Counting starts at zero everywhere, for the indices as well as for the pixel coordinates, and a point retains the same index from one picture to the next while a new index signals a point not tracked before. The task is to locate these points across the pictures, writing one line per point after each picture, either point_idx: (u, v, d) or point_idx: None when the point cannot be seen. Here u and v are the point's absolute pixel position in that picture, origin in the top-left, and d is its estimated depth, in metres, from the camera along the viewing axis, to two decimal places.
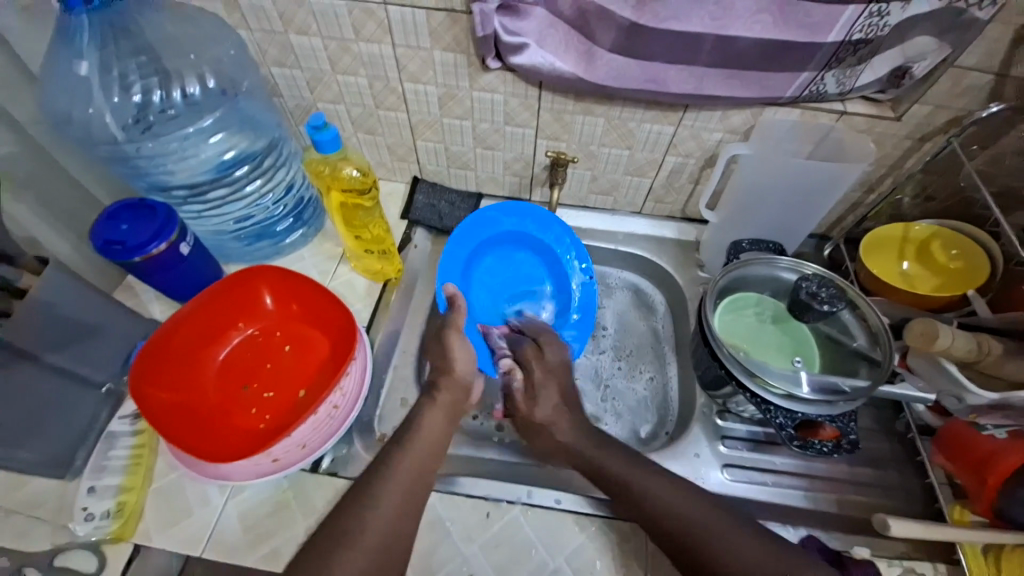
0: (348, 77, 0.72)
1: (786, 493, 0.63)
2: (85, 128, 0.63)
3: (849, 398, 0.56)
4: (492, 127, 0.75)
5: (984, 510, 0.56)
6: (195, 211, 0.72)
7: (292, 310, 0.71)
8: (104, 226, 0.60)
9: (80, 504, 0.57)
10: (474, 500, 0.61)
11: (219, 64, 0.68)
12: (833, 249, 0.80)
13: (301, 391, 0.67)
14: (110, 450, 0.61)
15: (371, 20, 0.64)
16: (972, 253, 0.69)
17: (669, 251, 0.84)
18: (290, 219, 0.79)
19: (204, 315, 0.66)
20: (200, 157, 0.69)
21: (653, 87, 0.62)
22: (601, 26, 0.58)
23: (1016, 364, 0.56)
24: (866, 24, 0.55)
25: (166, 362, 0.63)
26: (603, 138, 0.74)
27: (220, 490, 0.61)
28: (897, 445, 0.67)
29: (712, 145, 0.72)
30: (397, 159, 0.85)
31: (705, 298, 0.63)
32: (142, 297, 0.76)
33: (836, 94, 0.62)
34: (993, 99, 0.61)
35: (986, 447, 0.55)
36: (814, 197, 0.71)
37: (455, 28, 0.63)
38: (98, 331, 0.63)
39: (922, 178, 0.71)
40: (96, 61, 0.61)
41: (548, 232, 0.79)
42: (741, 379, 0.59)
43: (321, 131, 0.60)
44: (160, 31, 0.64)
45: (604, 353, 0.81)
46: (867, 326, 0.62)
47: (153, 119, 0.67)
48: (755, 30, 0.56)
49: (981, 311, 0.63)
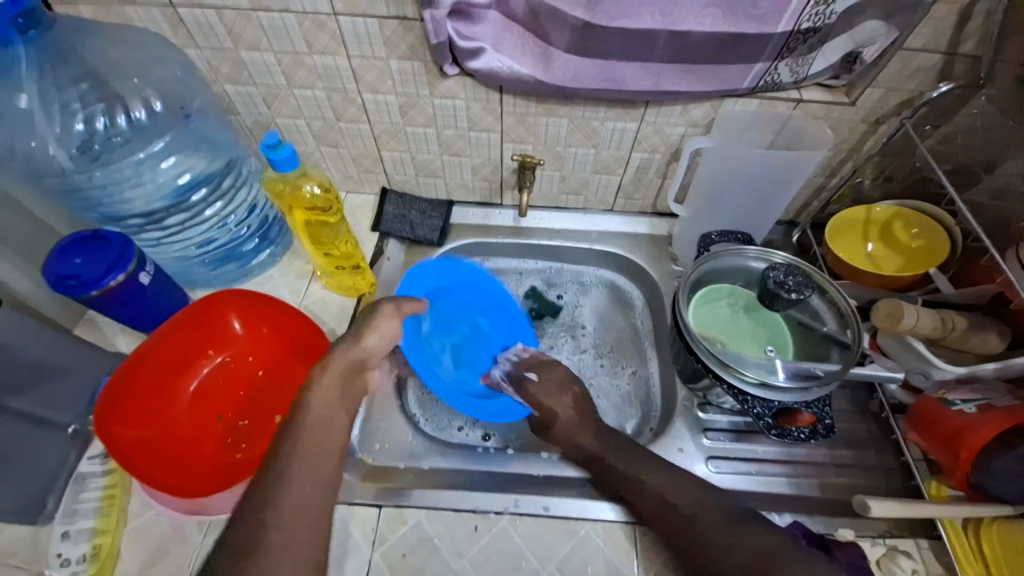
0: (304, 91, 0.70)
1: (770, 481, 0.64)
2: (28, 160, 0.61)
3: (822, 383, 0.57)
4: (456, 133, 0.75)
5: (958, 484, 0.56)
6: (154, 237, 0.70)
7: (263, 333, 0.69)
8: (56, 261, 0.58)
9: (55, 550, 0.56)
10: (461, 514, 0.61)
11: (164, 83, 0.66)
12: (801, 235, 0.81)
13: (277, 415, 0.66)
14: (81, 492, 0.59)
15: (322, 32, 0.62)
16: (932, 231, 0.71)
17: (643, 247, 0.85)
18: (256, 239, 0.78)
19: (170, 346, 0.63)
20: (156, 182, 0.67)
21: (611, 86, 0.62)
22: (555, 27, 0.58)
23: (979, 338, 0.58)
24: (814, 13, 0.56)
25: (133, 400, 0.60)
26: (568, 138, 0.74)
27: (198, 525, 0.59)
28: (873, 424, 0.68)
29: (676, 139, 0.72)
30: (363, 171, 0.84)
31: (679, 294, 0.64)
32: (105, 330, 0.73)
33: (791, 82, 0.63)
34: (943, 78, 0.62)
35: (955, 421, 0.55)
36: (778, 185, 0.72)
37: (409, 36, 0.62)
38: (59, 370, 0.60)
39: (881, 160, 0.72)
40: (36, 93, 0.59)
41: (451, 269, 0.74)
42: (716, 371, 0.60)
43: (277, 149, 0.59)
44: (102, 56, 0.63)
45: (585, 352, 0.81)
46: (836, 310, 0.63)
47: (100, 147, 0.64)
48: (705, 24, 0.56)
49: (944, 288, 0.64)
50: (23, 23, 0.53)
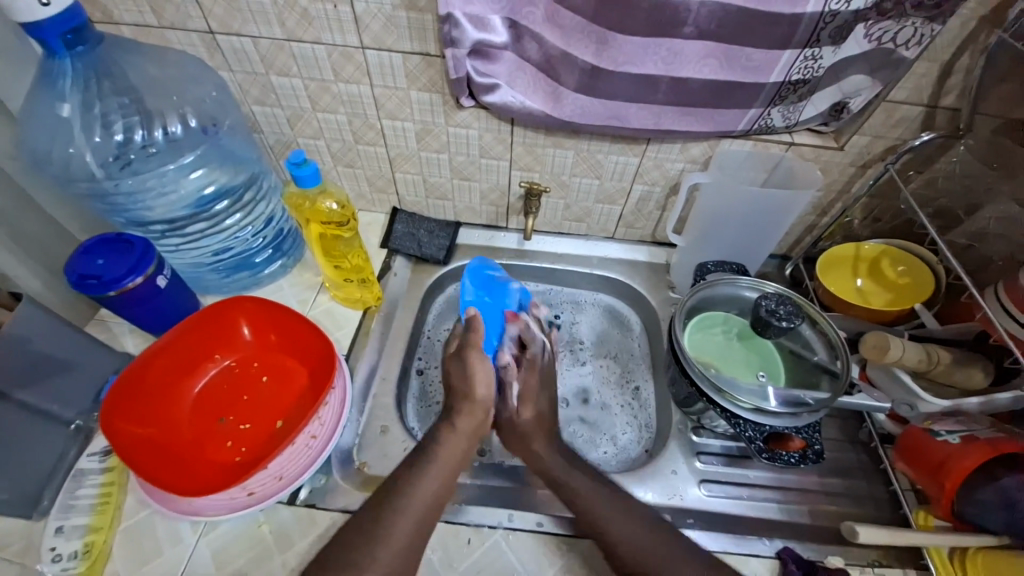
0: (327, 115, 0.75)
1: (761, 506, 0.65)
2: (64, 167, 0.65)
3: (812, 410, 0.59)
4: (467, 159, 0.79)
5: (945, 515, 0.57)
6: (173, 244, 0.73)
7: (271, 340, 0.71)
8: (79, 260, 0.60)
9: (47, 545, 0.55)
10: (454, 527, 0.61)
11: (201, 104, 0.70)
12: (793, 269, 0.85)
13: (279, 421, 0.67)
14: (78, 489, 0.59)
15: (350, 63, 0.67)
16: (916, 269, 0.75)
17: (642, 273, 0.88)
18: (269, 251, 0.80)
19: (181, 347, 0.66)
20: (180, 193, 0.70)
21: (615, 123, 0.67)
22: (565, 69, 0.62)
23: (963, 372, 0.60)
24: (802, 67, 0.61)
25: (140, 396, 0.62)
26: (573, 168, 0.78)
27: (193, 527, 0.60)
28: (863, 454, 0.69)
29: (675, 174, 0.76)
30: (376, 190, 0.88)
31: (675, 318, 0.66)
32: (115, 330, 0.75)
33: (783, 127, 0.68)
34: (925, 128, 0.67)
35: (940, 453, 0.57)
36: (770, 219, 0.75)
37: (430, 70, 0.67)
38: (69, 366, 0.62)
39: (869, 202, 0.77)
40: (78, 102, 0.63)
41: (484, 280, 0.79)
42: (711, 395, 0.61)
43: (301, 166, 0.63)
44: (144, 75, 0.67)
45: (585, 365, 0.84)
46: (827, 340, 0.65)
47: (134, 157, 0.68)
48: (704, 72, 0.61)
49: (930, 323, 0.67)
50: (72, 39, 0.56)
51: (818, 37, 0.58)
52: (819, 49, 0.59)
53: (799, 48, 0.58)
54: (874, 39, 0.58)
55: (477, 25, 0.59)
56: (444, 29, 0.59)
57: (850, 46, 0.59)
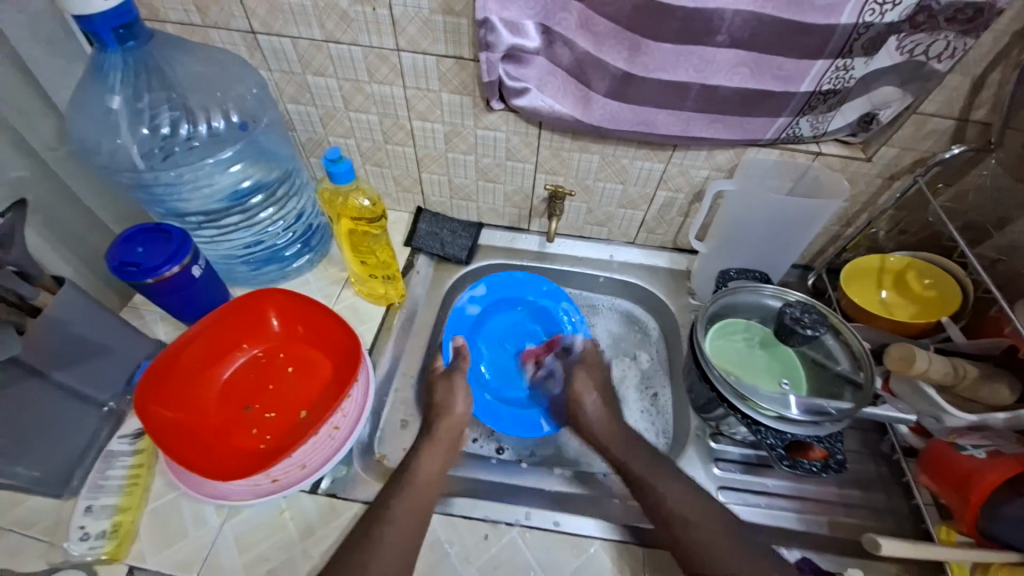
0: (359, 114, 0.77)
1: (779, 515, 0.65)
2: (110, 157, 0.67)
3: (834, 419, 0.59)
4: (493, 161, 0.80)
5: (969, 530, 0.57)
6: (208, 236, 0.76)
7: (298, 331, 0.73)
8: (120, 248, 0.62)
9: (77, 523, 0.57)
10: (471, 522, 0.62)
11: (242, 101, 0.72)
12: (815, 280, 0.84)
13: (303, 412, 0.68)
14: (109, 469, 0.62)
15: (384, 64, 0.69)
16: (943, 282, 0.74)
17: (662, 279, 0.88)
18: (298, 245, 0.83)
19: (212, 335, 0.68)
20: (216, 186, 0.72)
21: (643, 129, 0.68)
22: (596, 74, 0.63)
23: (990, 388, 0.59)
24: (834, 77, 0.61)
25: (172, 381, 0.64)
26: (598, 173, 0.79)
27: (218, 510, 0.61)
28: (883, 467, 0.69)
29: (699, 181, 0.77)
30: (402, 190, 0.89)
31: (697, 323, 0.67)
32: (147, 317, 0.77)
33: (810, 136, 0.68)
34: (955, 141, 0.67)
35: (966, 467, 0.57)
36: (796, 230, 0.75)
37: (462, 73, 0.68)
38: (106, 350, 0.64)
39: (895, 214, 0.76)
40: (127, 94, 0.66)
41: (529, 292, 0.84)
42: (732, 401, 0.62)
43: (337, 163, 0.65)
44: (189, 71, 0.69)
45: (630, 364, 0.86)
46: (851, 351, 0.65)
47: (176, 149, 0.71)
48: (735, 80, 0.61)
49: (956, 337, 0.66)
50: (124, 33, 0.59)
51: (852, 48, 0.58)
52: (852, 60, 0.59)
53: (831, 59, 0.59)
54: (907, 52, 0.58)
55: (512, 30, 0.60)
56: (480, 33, 0.60)
57: (883, 58, 0.59)
